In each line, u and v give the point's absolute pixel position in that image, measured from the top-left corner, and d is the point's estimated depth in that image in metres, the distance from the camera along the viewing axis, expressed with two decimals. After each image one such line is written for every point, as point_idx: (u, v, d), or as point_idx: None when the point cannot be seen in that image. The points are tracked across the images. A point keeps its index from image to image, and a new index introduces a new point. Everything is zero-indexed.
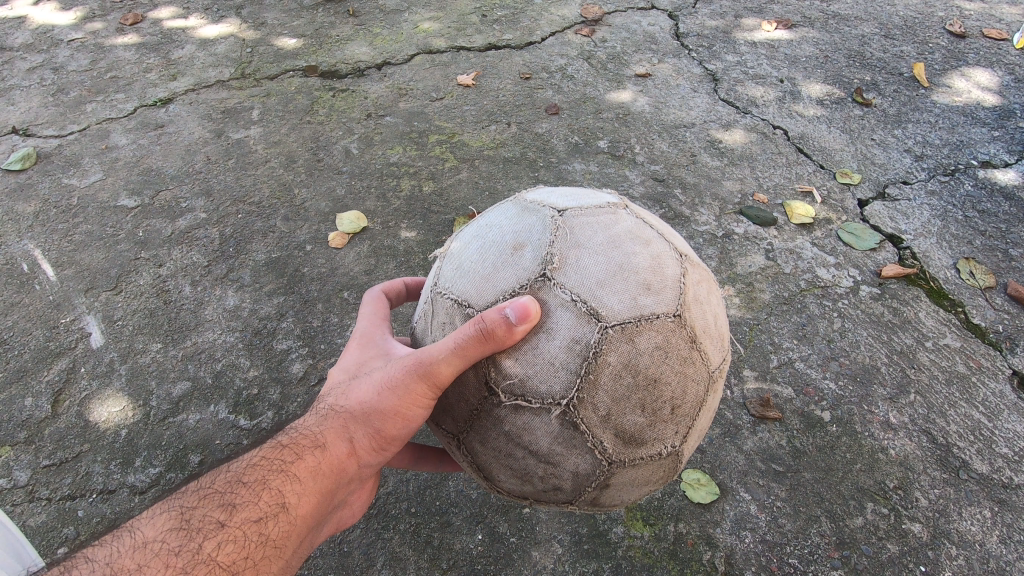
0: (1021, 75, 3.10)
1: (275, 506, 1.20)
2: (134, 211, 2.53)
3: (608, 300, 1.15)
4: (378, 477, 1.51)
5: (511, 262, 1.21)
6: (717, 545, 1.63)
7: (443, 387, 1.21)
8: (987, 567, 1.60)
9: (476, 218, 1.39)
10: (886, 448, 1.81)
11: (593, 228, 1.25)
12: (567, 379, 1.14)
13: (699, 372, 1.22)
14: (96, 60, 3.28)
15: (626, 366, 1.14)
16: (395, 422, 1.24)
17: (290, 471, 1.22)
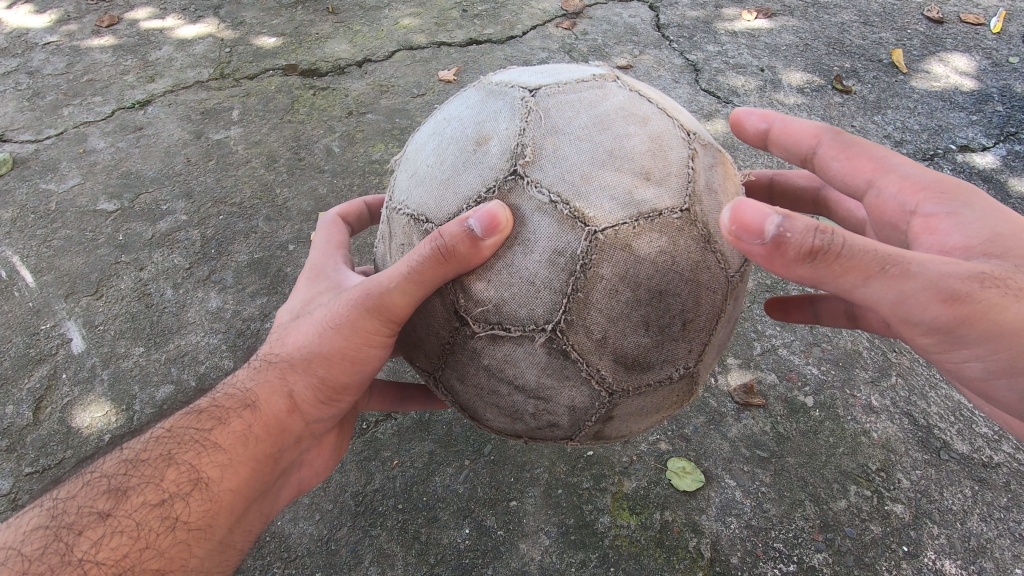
0: (998, 60, 3.13)
1: (189, 478, 1.21)
2: (113, 215, 2.50)
3: (598, 201, 1.06)
4: (337, 435, 1.53)
5: (475, 160, 1.14)
6: (702, 532, 1.65)
7: (397, 322, 1.20)
8: (968, 545, 1.63)
9: (442, 112, 1.30)
10: (868, 431, 1.82)
11: (574, 112, 1.15)
12: (551, 301, 1.07)
13: (713, 280, 1.14)
14: (72, 63, 3.24)
15: (621, 281, 1.06)
16: (343, 367, 1.27)
17: (210, 440, 1.24)
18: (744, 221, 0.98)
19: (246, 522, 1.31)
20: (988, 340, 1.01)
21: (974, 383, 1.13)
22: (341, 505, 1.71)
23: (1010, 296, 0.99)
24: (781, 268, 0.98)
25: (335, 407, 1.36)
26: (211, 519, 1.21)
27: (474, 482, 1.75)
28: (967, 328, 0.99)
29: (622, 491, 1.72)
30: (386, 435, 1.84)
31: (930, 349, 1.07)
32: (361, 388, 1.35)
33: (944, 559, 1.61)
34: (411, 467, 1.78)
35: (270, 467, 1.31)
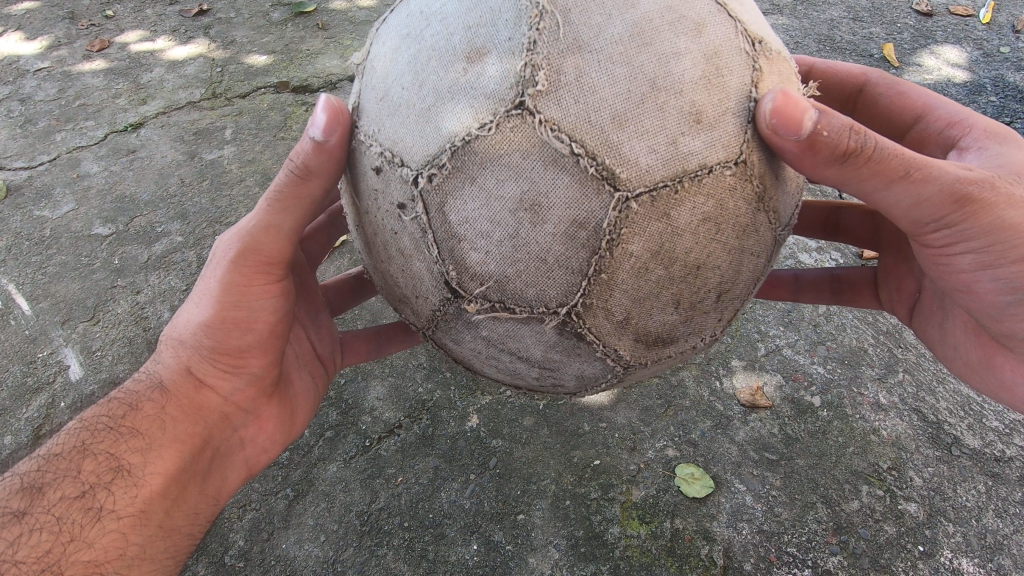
0: (989, 50, 3.13)
1: (108, 465, 1.25)
2: (108, 239, 2.49)
3: (632, 152, 0.93)
4: (279, 410, 1.50)
5: (466, 84, 0.96)
6: (714, 539, 1.62)
7: (274, 262, 1.30)
8: (985, 542, 1.60)
9: (421, 5, 1.08)
10: (878, 430, 1.80)
11: (607, 15, 0.95)
12: (566, 282, 1.01)
13: (754, 246, 1.07)
14: (64, 89, 3.24)
15: (653, 252, 0.99)
16: (234, 330, 1.31)
17: (118, 424, 1.29)
18: (787, 109, 0.97)
19: (189, 500, 1.33)
20: (988, 235, 1.13)
21: (968, 284, 1.24)
22: (346, 525, 1.69)
23: (1015, 202, 1.12)
24: (810, 165, 1.03)
25: (246, 373, 1.38)
26: (143, 499, 1.26)
27: (481, 496, 1.72)
28: (971, 222, 1.12)
29: (631, 500, 1.69)
30: (390, 452, 1.82)
31: (937, 241, 1.19)
32: (267, 348, 1.37)
33: (961, 558, 1.58)
34: (416, 483, 1.75)
35: (193, 444, 1.34)
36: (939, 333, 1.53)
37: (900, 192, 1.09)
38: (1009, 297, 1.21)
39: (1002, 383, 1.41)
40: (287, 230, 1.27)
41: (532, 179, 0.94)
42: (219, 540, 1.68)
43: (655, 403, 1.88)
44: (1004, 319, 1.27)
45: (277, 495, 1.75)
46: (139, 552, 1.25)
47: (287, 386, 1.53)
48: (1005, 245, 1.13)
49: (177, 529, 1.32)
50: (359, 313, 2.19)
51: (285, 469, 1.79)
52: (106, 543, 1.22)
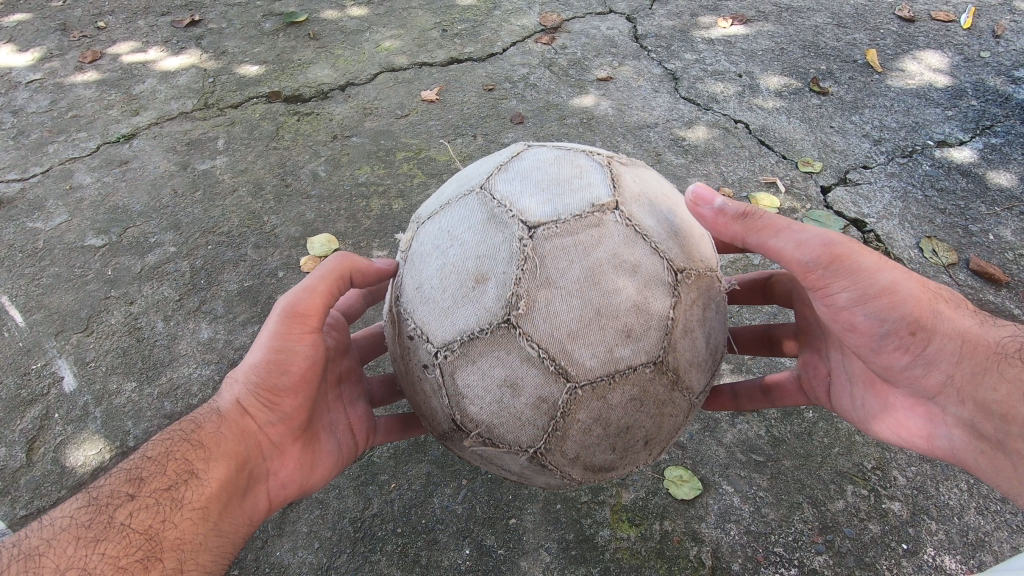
0: (970, 55, 3.19)
1: (182, 467, 1.33)
2: (102, 250, 2.51)
3: (577, 356, 1.14)
4: (311, 449, 1.53)
5: (472, 299, 1.16)
6: (703, 540, 1.65)
7: (314, 323, 1.40)
8: (966, 539, 1.63)
9: (448, 222, 1.27)
10: (863, 430, 1.83)
11: (580, 226, 1.17)
12: (534, 433, 1.18)
13: (673, 410, 1.24)
14: (56, 101, 3.25)
15: (608, 411, 1.17)
16: (275, 370, 1.37)
17: (190, 435, 1.38)
18: (699, 198, 1.37)
19: (233, 514, 1.37)
20: (849, 276, 1.31)
21: (851, 322, 1.37)
22: (340, 532, 1.71)
23: (870, 251, 1.33)
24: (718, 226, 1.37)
25: (279, 410, 1.43)
26: (206, 499, 1.32)
27: (473, 501, 1.74)
28: (838, 264, 1.30)
29: (621, 503, 1.72)
30: (384, 459, 1.84)
31: (818, 285, 1.35)
32: (298, 390, 1.42)
33: (944, 555, 1.61)
34: (409, 489, 1.77)
35: (240, 464, 1.39)
36: (847, 401, 1.59)
37: (781, 240, 1.34)
38: (882, 330, 1.33)
39: (897, 421, 1.47)
40: (325, 295, 1.41)
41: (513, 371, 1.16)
42: None
43: None
44: (882, 352, 1.37)
45: None
46: (191, 552, 1.27)
47: (315, 438, 1.55)
48: (866, 281, 1.30)
49: (218, 548, 1.33)
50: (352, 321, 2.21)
51: None
52: (167, 535, 1.26)
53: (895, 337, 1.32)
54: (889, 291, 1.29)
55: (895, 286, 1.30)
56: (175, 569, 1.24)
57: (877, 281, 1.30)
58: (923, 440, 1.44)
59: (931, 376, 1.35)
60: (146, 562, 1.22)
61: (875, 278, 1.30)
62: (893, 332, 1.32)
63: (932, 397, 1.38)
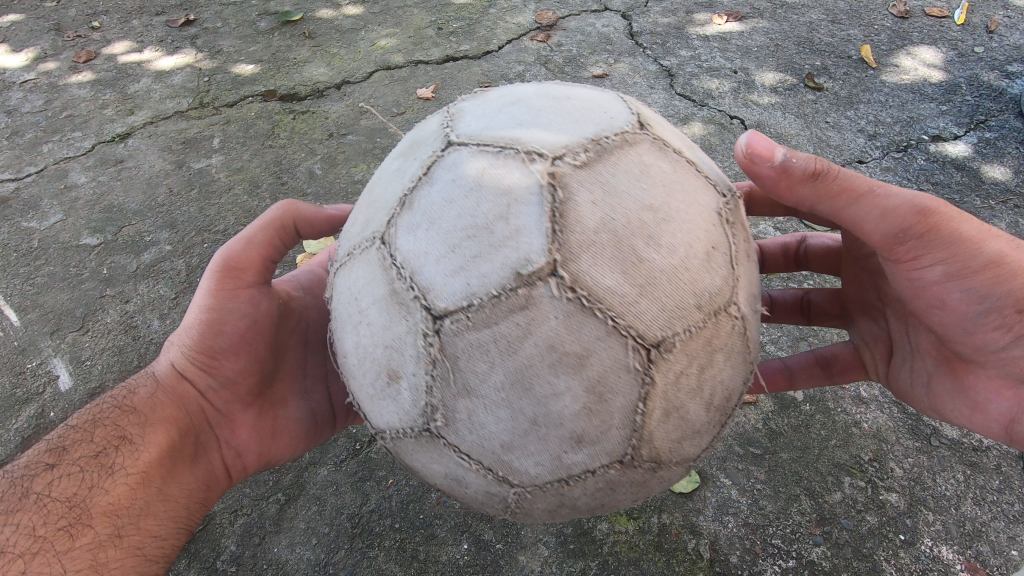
0: (964, 50, 3.20)
1: (113, 434, 1.39)
2: (97, 249, 2.50)
3: (522, 468, 1.03)
4: (266, 416, 1.59)
5: (396, 279, 1.03)
6: (701, 533, 1.65)
7: (251, 276, 1.46)
8: (964, 530, 1.64)
9: (383, 191, 1.14)
10: (859, 422, 1.84)
11: (500, 285, 0.95)
12: (505, 440, 1.01)
13: (699, 425, 1.08)
14: (50, 100, 3.24)
15: (572, 501, 1.09)
16: (215, 332, 1.45)
17: (121, 402, 1.45)
18: (755, 150, 1.24)
19: (178, 479, 1.43)
20: (950, 247, 1.21)
21: (940, 300, 1.30)
22: (338, 527, 1.70)
23: (967, 216, 1.23)
24: (786, 185, 1.25)
25: (222, 373, 1.50)
26: (144, 464, 1.38)
27: None
28: (933, 235, 1.21)
29: None
30: (381, 454, 1.84)
31: (905, 257, 1.26)
32: (238, 352, 1.48)
33: (941, 545, 1.61)
34: (407, 485, 1.77)
35: (181, 428, 1.47)
36: (908, 374, 1.56)
37: (864, 208, 1.23)
38: (979, 308, 1.26)
39: (975, 403, 1.42)
40: (260, 246, 1.48)
41: (456, 469, 1.08)
42: (211, 545, 1.69)
43: None
44: (977, 330, 1.31)
45: (269, 499, 1.76)
46: (129, 518, 1.33)
47: (271, 404, 1.60)
48: (967, 254, 1.21)
49: (172, 503, 1.41)
50: None
51: (276, 474, 1.81)
52: (101, 502, 1.31)
53: (994, 315, 1.25)
54: (994, 265, 1.22)
55: (1003, 258, 1.22)
56: (111, 534, 1.30)
57: (981, 255, 1.21)
58: (1001, 423, 1.40)
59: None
60: (74, 529, 1.27)
61: (981, 249, 1.21)
62: (996, 310, 1.24)
63: None
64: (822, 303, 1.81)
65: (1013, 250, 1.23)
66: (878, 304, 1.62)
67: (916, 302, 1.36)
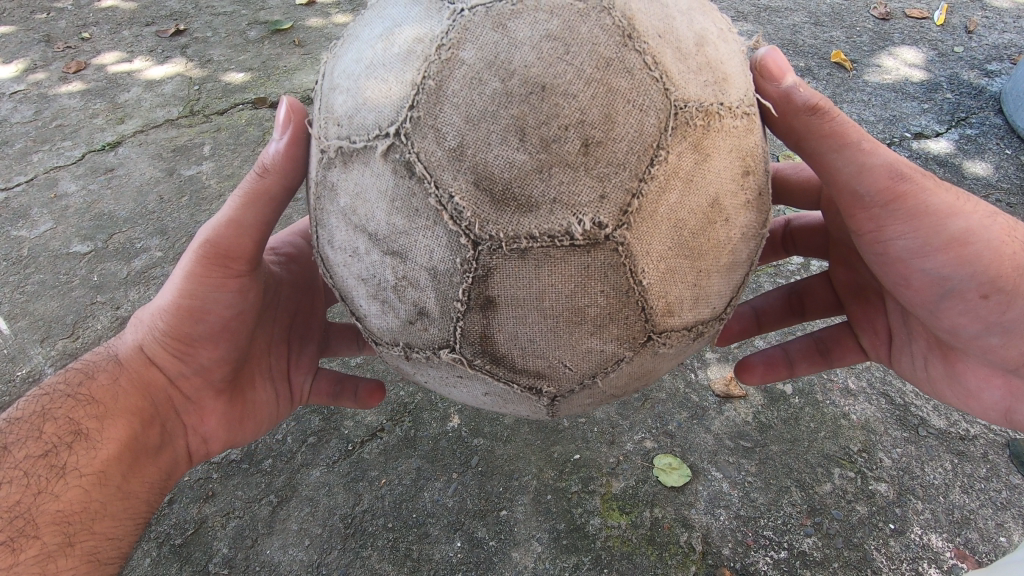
0: (944, 50, 3.26)
1: (66, 429, 1.35)
2: (87, 256, 2.50)
3: (495, 171, 0.92)
4: (232, 403, 1.59)
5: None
6: (693, 526, 1.66)
7: (236, 257, 1.34)
8: (952, 518, 1.65)
9: None
10: (847, 414, 1.85)
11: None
12: (479, 165, 0.92)
13: (727, 212, 1.01)
14: (40, 111, 3.25)
15: (602, 203, 0.92)
16: (188, 320, 1.40)
17: (77, 391, 1.40)
18: (769, 65, 1.17)
19: (139, 472, 1.42)
20: (915, 218, 1.21)
21: (904, 279, 1.31)
22: (330, 528, 1.70)
23: (940, 190, 1.22)
24: (782, 114, 1.19)
25: (194, 361, 1.47)
26: (101, 463, 1.35)
27: (463, 494, 1.74)
28: (898, 204, 1.20)
29: (611, 491, 1.73)
30: (373, 455, 1.84)
31: (868, 226, 1.26)
32: (216, 341, 1.46)
33: (930, 534, 1.63)
34: (399, 484, 1.77)
35: (144, 419, 1.44)
36: (909, 360, 1.55)
37: (842, 158, 1.19)
38: (941, 290, 1.28)
39: (967, 391, 1.45)
40: (253, 231, 1.33)
41: (449, 95, 0.93)
42: (203, 548, 1.68)
43: (632, 397, 1.92)
44: (944, 315, 1.33)
45: (260, 501, 1.76)
46: (82, 523, 1.30)
47: (239, 391, 1.60)
48: (932, 229, 1.21)
49: (133, 499, 1.40)
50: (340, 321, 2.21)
51: (268, 476, 1.81)
52: (51, 509, 1.28)
53: (959, 296, 1.27)
54: (956, 242, 1.21)
55: (967, 236, 1.21)
56: (63, 543, 1.27)
57: (946, 232, 1.21)
58: (997, 412, 1.43)
59: (1010, 347, 1.30)
60: (16, 542, 1.23)
61: (945, 226, 1.21)
62: (960, 293, 1.27)
63: (1012, 369, 1.35)
64: (818, 291, 1.72)
65: (979, 228, 1.22)
66: (873, 284, 1.58)
67: (884, 278, 1.36)
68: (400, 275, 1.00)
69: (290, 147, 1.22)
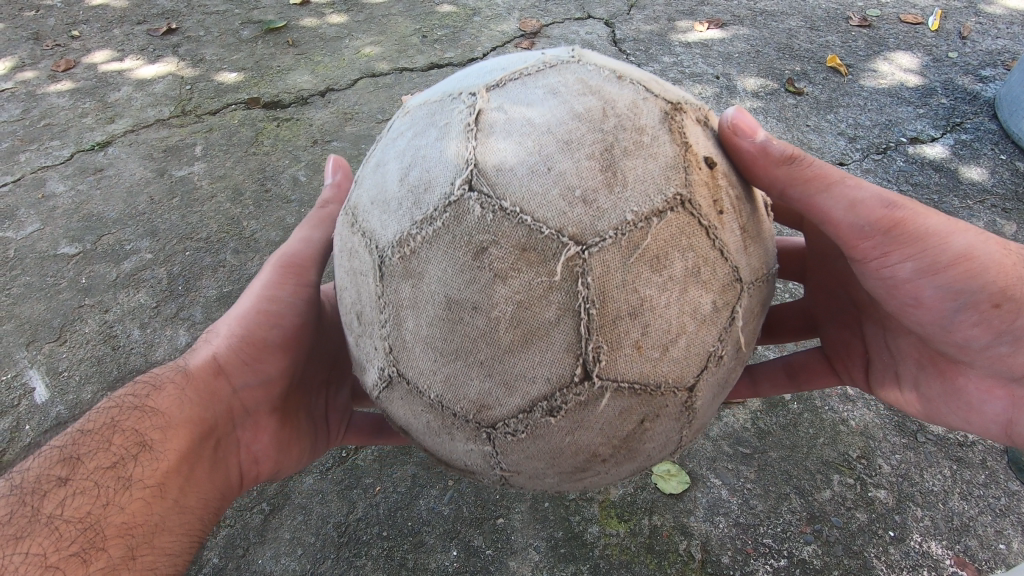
0: (938, 55, 3.28)
1: (132, 440, 1.33)
2: (76, 258, 2.45)
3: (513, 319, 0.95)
4: (284, 421, 1.61)
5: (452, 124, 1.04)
6: (692, 534, 1.64)
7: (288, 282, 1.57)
8: (952, 525, 1.64)
9: (491, 65, 1.13)
10: (846, 420, 1.84)
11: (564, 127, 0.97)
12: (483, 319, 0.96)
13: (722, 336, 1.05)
14: (28, 109, 3.19)
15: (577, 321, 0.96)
16: (263, 321, 1.55)
17: (143, 402, 1.38)
18: (738, 123, 1.14)
19: (196, 486, 1.39)
20: (917, 241, 1.19)
21: (915, 298, 1.26)
22: (324, 537, 1.67)
23: (932, 213, 1.21)
24: (759, 167, 1.14)
25: (261, 371, 1.55)
26: (162, 476, 1.33)
27: (459, 502, 1.72)
28: (900, 230, 1.18)
29: (609, 499, 1.70)
30: (368, 461, 1.81)
31: (872, 254, 1.23)
32: (283, 352, 1.57)
33: (931, 541, 1.62)
34: (394, 492, 1.74)
35: (204, 431, 1.43)
36: (897, 380, 1.56)
37: (833, 198, 1.19)
38: (955, 303, 1.23)
39: (970, 406, 1.42)
40: (321, 246, 1.62)
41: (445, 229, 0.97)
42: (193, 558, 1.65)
43: None
44: (957, 328, 1.28)
45: (252, 509, 1.73)
46: (144, 537, 1.28)
47: (292, 412, 1.64)
48: (935, 250, 1.19)
49: (189, 515, 1.37)
50: None
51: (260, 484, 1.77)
52: (116, 521, 1.25)
53: (971, 310, 1.23)
54: (962, 258, 1.19)
55: (973, 250, 1.19)
56: (125, 557, 1.24)
57: (951, 249, 1.19)
58: (999, 425, 1.40)
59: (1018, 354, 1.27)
60: (87, 554, 1.20)
61: (949, 245, 1.19)
62: (973, 304, 1.22)
63: (1017, 378, 1.32)
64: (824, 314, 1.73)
65: (983, 245, 1.20)
66: (851, 309, 1.64)
67: (890, 303, 1.32)
68: (413, 245, 1.00)
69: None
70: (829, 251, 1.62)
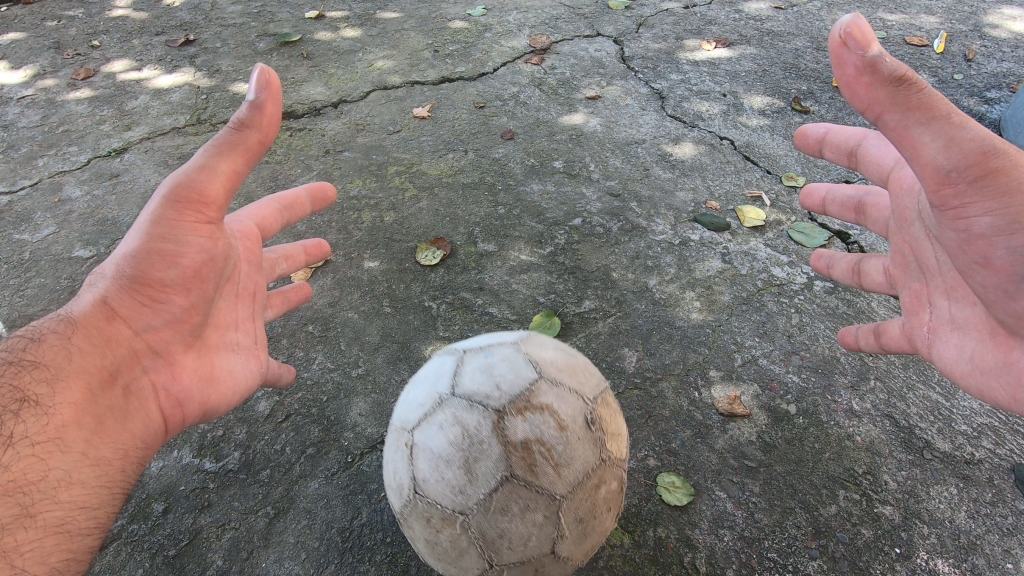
0: (944, 77, 3.31)
1: (16, 396, 1.35)
2: (89, 261, 2.49)
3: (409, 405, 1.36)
4: (207, 362, 1.57)
5: None
6: (696, 547, 1.63)
7: (215, 206, 1.41)
8: (958, 543, 1.63)
9: None
10: (852, 435, 1.84)
11: None
12: None
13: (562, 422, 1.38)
14: (47, 116, 3.26)
15: None
16: (155, 264, 1.40)
17: (27, 358, 1.39)
18: (854, 32, 1.10)
19: (107, 435, 1.43)
20: (1002, 195, 1.14)
21: (985, 257, 1.25)
22: (327, 542, 1.67)
23: None
24: (865, 83, 1.11)
25: (161, 314, 1.46)
26: (55, 430, 1.35)
27: None
28: (988, 179, 1.14)
29: None
30: (373, 468, 1.82)
31: (953, 202, 1.20)
32: (187, 287, 1.46)
33: (937, 558, 1.60)
34: None
35: (102, 380, 1.43)
36: (953, 353, 1.50)
37: (930, 132, 1.13)
38: None
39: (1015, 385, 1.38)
40: (222, 177, 1.37)
41: None
42: (197, 560, 1.65)
43: (636, 414, 1.90)
44: (1018, 297, 1.26)
45: (257, 513, 1.73)
46: (41, 494, 1.31)
47: (213, 351, 1.59)
48: (1020, 207, 1.15)
49: (95, 465, 1.40)
50: (341, 330, 2.16)
51: (265, 487, 1.78)
52: (3, 481, 1.27)
53: None
54: None
55: None
56: (18, 515, 1.27)
57: None
58: None
59: None
60: None
61: None
62: None
63: None
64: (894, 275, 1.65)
65: None
66: (919, 279, 1.56)
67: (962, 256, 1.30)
68: None
69: (266, 102, 1.30)
70: (906, 213, 1.52)
